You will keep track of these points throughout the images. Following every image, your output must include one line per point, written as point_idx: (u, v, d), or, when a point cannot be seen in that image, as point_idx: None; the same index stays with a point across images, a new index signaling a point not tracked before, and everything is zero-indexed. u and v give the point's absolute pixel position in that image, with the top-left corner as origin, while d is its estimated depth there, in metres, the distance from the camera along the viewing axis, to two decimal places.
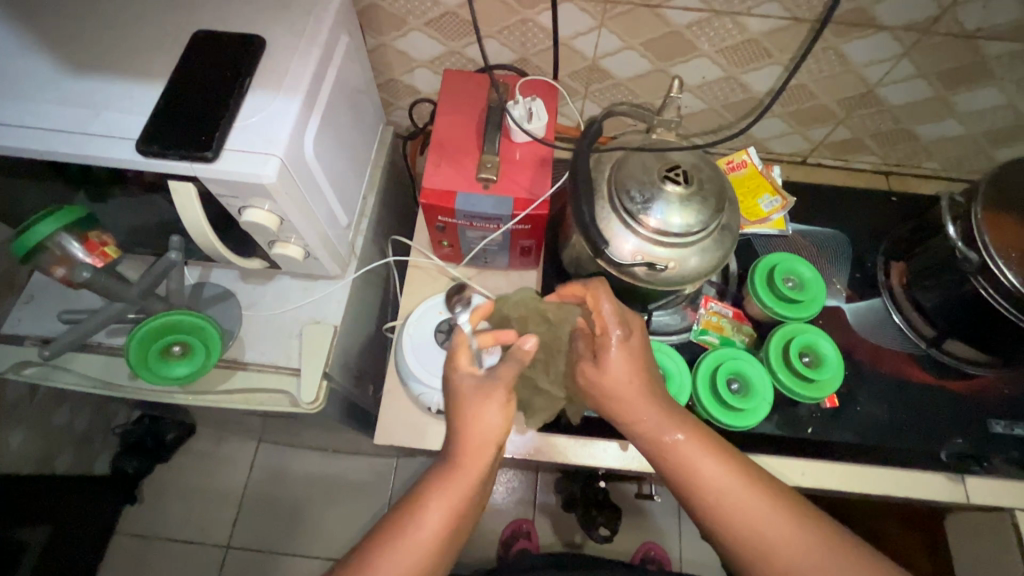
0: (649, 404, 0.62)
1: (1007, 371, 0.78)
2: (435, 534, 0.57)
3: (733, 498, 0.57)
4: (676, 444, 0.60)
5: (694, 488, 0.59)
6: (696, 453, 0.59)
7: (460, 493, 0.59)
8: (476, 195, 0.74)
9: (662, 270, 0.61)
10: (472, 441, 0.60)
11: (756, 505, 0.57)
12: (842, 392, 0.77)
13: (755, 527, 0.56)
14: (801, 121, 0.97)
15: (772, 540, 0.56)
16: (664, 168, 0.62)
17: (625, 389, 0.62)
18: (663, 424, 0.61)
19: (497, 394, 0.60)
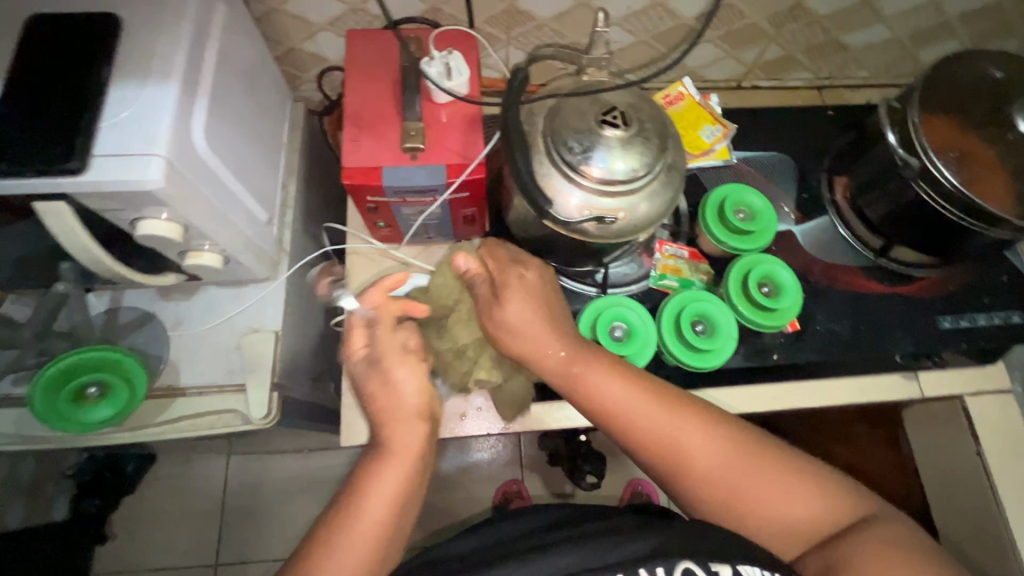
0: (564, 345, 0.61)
1: (947, 270, 0.80)
2: (383, 516, 0.55)
3: (662, 424, 0.57)
4: (600, 385, 0.59)
5: (621, 422, 0.58)
6: (616, 386, 0.59)
7: (399, 471, 0.57)
8: (404, 168, 0.67)
9: (611, 223, 0.58)
10: (395, 411, 0.61)
11: (684, 428, 0.57)
12: (802, 314, 0.76)
13: (689, 456, 0.56)
14: (732, 44, 0.94)
15: (703, 459, 0.56)
16: (599, 112, 0.57)
17: (533, 339, 0.62)
18: (585, 365, 0.60)
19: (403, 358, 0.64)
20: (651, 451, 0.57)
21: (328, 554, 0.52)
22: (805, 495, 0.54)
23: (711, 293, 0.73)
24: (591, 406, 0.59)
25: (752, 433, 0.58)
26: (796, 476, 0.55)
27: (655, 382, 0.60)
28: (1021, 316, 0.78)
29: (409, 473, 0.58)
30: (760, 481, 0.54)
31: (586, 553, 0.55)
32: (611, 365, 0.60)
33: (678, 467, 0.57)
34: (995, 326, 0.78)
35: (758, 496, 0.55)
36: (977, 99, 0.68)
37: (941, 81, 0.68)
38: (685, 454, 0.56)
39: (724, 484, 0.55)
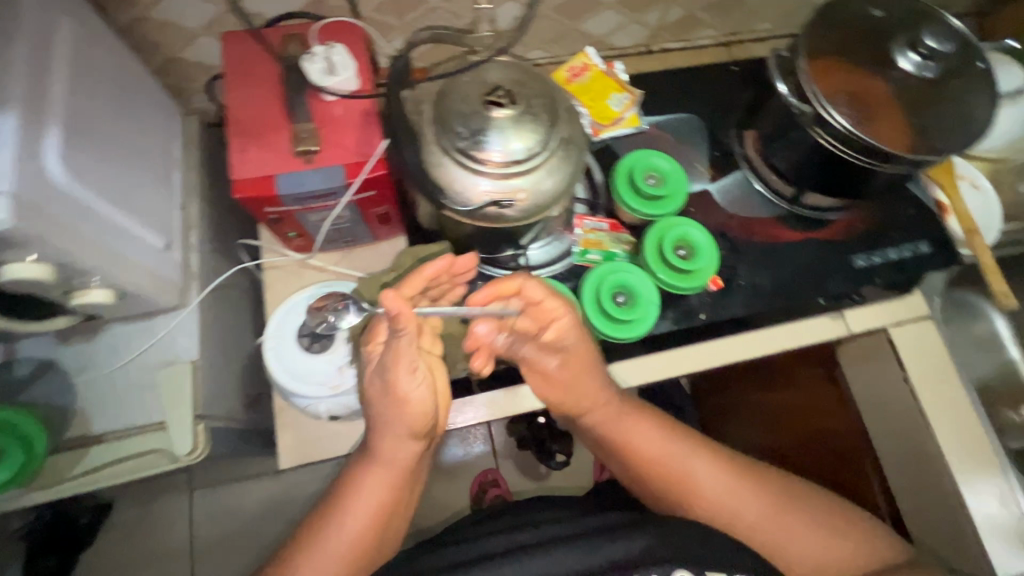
0: (610, 406, 0.69)
1: (857, 210, 0.82)
2: (362, 526, 0.61)
3: (693, 471, 0.67)
4: (638, 440, 0.69)
5: (659, 471, 0.68)
6: (641, 432, 0.69)
7: (378, 486, 0.61)
8: (299, 173, 0.64)
9: (511, 206, 0.56)
10: (401, 417, 0.59)
11: (712, 476, 0.67)
12: (724, 271, 0.77)
13: (706, 490, 0.67)
14: (633, 8, 0.93)
15: (729, 501, 0.66)
16: (484, 92, 0.55)
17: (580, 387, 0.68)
18: (629, 422, 0.70)
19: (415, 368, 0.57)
20: (684, 496, 0.67)
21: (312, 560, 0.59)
22: (811, 533, 0.64)
23: (634, 263, 0.73)
24: (631, 455, 0.69)
25: (767, 477, 0.69)
26: (804, 516, 0.66)
27: (686, 433, 0.70)
28: (927, 245, 0.81)
29: (387, 484, 0.62)
30: (768, 510, 0.65)
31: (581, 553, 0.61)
32: (650, 422, 0.70)
33: (706, 508, 0.66)
34: (906, 257, 0.81)
35: (773, 534, 0.65)
36: (860, 41, 0.69)
37: (824, 27, 0.70)
38: (713, 494, 0.66)
39: (746, 524, 0.66)
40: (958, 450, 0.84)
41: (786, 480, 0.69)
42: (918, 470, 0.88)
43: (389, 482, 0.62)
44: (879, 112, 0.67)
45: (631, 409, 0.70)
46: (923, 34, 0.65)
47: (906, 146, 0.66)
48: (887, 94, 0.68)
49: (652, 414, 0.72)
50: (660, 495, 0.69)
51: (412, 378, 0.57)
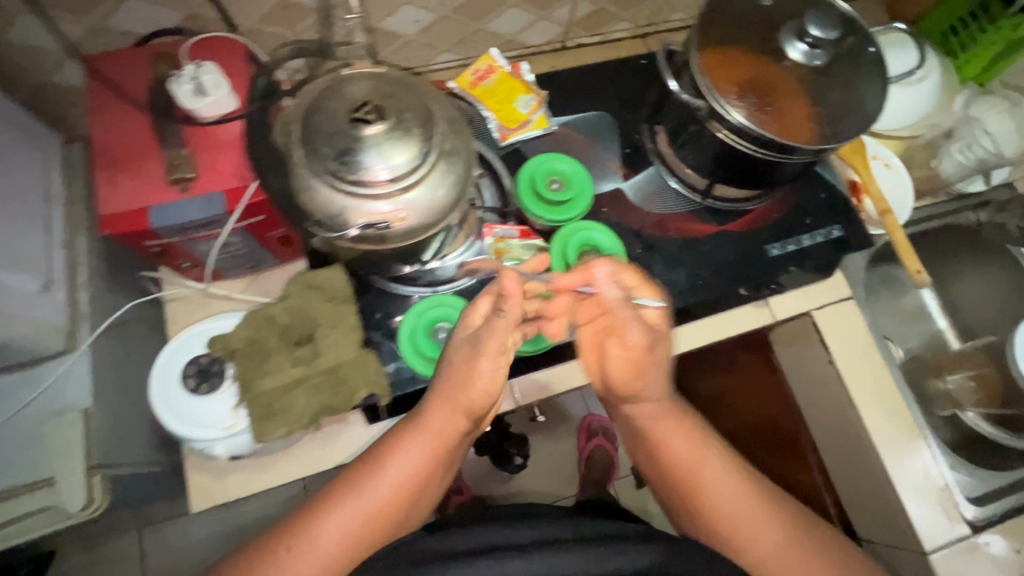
0: (651, 409, 0.67)
1: (771, 199, 0.82)
2: (392, 490, 0.61)
3: (719, 492, 0.64)
4: (674, 447, 0.66)
5: (684, 481, 0.65)
6: (669, 426, 0.67)
7: (416, 455, 0.61)
8: (174, 203, 0.61)
9: (390, 228, 0.54)
10: (466, 396, 0.60)
11: (738, 504, 0.63)
12: (639, 270, 0.76)
13: (716, 495, 0.64)
14: (539, 5, 0.90)
15: (749, 531, 0.63)
16: (351, 109, 0.52)
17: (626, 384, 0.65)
18: (668, 426, 0.66)
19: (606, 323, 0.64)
20: (702, 510, 0.65)
21: (336, 517, 0.59)
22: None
23: None
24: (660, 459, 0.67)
25: (798, 521, 0.64)
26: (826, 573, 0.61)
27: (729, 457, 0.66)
28: (839, 229, 0.81)
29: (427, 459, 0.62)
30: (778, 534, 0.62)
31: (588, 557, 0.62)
32: (691, 435, 0.67)
33: (722, 530, 0.64)
34: (819, 243, 0.81)
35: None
36: (750, 35, 0.69)
37: (714, 23, 0.69)
38: (733, 519, 0.63)
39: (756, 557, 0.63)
40: (883, 427, 0.85)
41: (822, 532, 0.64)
42: (848, 446, 0.90)
43: (428, 458, 0.62)
44: (774, 105, 0.67)
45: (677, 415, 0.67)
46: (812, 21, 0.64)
47: (801, 137, 0.65)
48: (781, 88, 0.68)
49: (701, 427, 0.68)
50: (672, 488, 0.67)
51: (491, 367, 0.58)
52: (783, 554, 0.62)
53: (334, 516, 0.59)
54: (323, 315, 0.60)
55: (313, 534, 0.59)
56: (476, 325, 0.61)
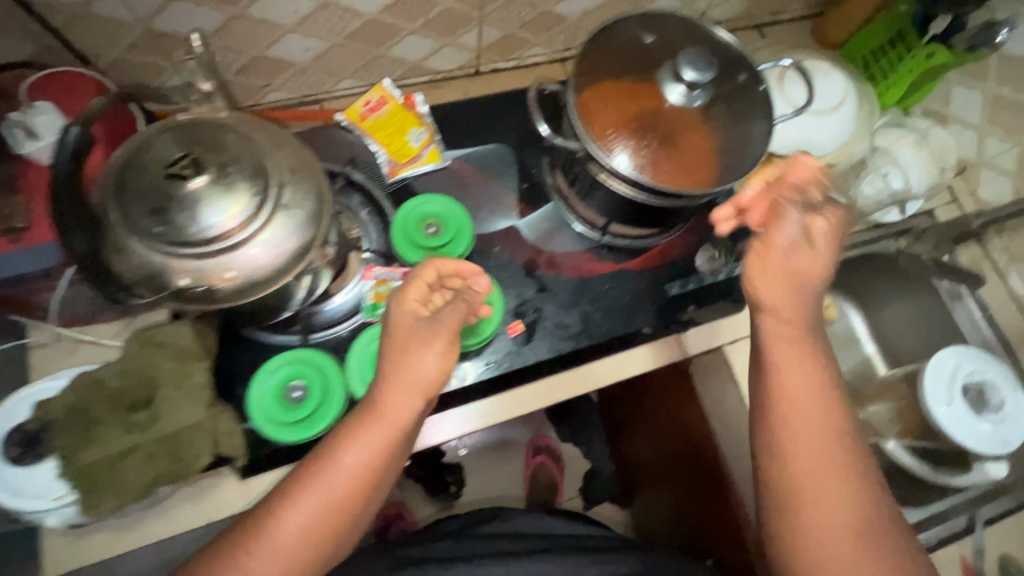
0: (781, 350, 0.58)
1: (674, 235, 0.79)
2: (354, 482, 0.53)
3: (804, 455, 0.55)
4: (788, 389, 0.57)
5: (778, 445, 0.56)
6: (795, 367, 0.57)
7: (377, 450, 0.54)
8: (4, 256, 0.56)
9: (217, 288, 0.50)
10: (405, 382, 0.55)
11: (818, 491, 0.54)
12: (530, 312, 0.73)
13: (800, 459, 0.55)
14: (443, 32, 0.86)
15: (816, 528, 0.53)
16: (166, 163, 0.48)
17: (776, 311, 0.58)
18: (794, 375, 0.57)
19: (796, 246, 0.58)
20: (780, 486, 0.55)
21: (296, 501, 0.52)
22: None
23: None
24: (764, 413, 0.58)
25: (874, 540, 0.53)
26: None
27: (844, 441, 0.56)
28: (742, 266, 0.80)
29: (385, 455, 0.54)
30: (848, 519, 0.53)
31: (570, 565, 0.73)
32: (814, 398, 0.56)
33: (786, 516, 0.55)
34: (722, 280, 0.79)
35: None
36: (631, 69, 0.66)
37: (597, 57, 0.66)
38: (806, 507, 0.54)
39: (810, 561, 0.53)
40: None
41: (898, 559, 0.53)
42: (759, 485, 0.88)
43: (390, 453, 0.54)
44: (656, 145, 0.65)
45: (807, 368, 0.57)
46: (685, 54, 0.61)
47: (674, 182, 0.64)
48: (665, 123, 0.65)
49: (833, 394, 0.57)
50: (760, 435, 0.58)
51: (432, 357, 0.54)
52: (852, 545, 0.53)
53: (298, 499, 0.52)
54: (165, 374, 0.57)
55: (281, 513, 0.52)
56: (418, 313, 0.57)
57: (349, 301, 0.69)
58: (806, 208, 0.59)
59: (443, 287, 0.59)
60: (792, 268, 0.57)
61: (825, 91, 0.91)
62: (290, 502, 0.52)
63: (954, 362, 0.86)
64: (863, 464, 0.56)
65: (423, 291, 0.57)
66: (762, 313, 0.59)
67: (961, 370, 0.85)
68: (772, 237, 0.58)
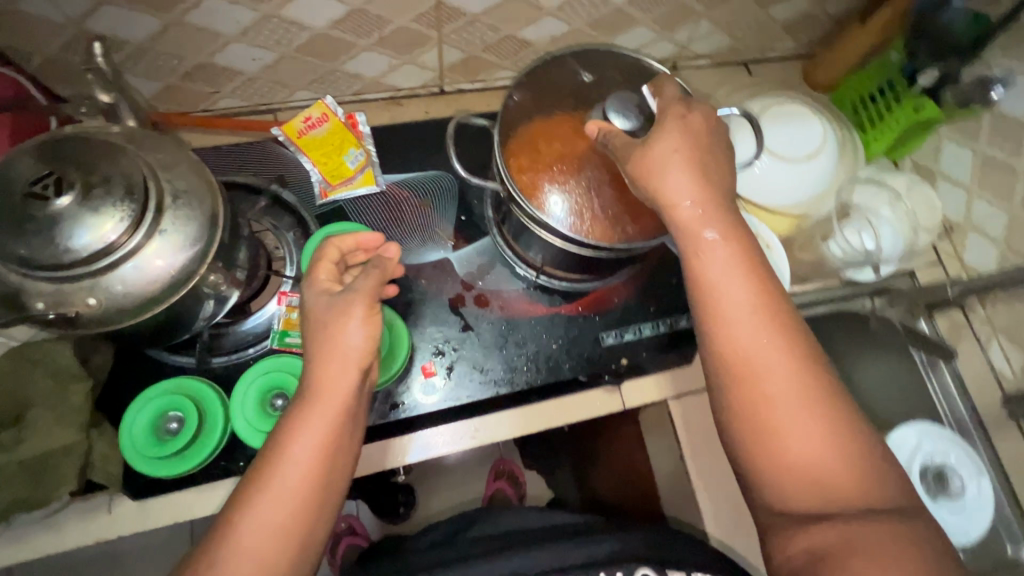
0: (717, 265, 0.48)
1: (614, 281, 0.76)
2: (306, 472, 0.45)
3: (777, 401, 0.45)
4: (739, 333, 0.47)
5: (734, 377, 0.46)
6: (739, 301, 0.47)
7: (326, 426, 0.47)
8: None
9: (79, 314, 0.47)
10: (333, 356, 0.49)
11: (791, 412, 0.44)
12: (451, 351, 0.70)
13: (777, 406, 0.45)
14: (399, 50, 0.83)
15: (800, 460, 0.44)
16: (29, 182, 0.46)
17: (700, 226, 0.49)
18: (730, 293, 0.48)
19: (674, 151, 0.51)
20: (763, 443, 0.45)
21: (253, 504, 0.44)
22: (900, 562, 0.38)
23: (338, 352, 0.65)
24: (710, 345, 0.48)
25: (866, 456, 0.44)
26: (890, 526, 0.40)
27: (805, 351, 0.46)
28: (686, 319, 0.75)
29: (338, 427, 0.48)
30: (845, 451, 0.43)
31: (556, 551, 0.61)
32: (780, 337, 0.46)
33: (763, 452, 0.45)
34: (661, 334, 0.75)
35: (841, 541, 0.40)
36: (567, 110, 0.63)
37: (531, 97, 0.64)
38: (783, 439, 0.44)
39: (798, 497, 0.44)
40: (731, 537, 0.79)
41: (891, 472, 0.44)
42: None
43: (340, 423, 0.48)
44: (588, 192, 0.61)
45: (743, 271, 0.48)
46: (636, 104, 0.57)
47: (603, 234, 0.60)
48: (591, 171, 0.61)
49: (779, 300, 0.48)
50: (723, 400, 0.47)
51: (356, 324, 0.49)
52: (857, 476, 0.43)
53: (256, 499, 0.44)
54: (39, 394, 0.55)
55: (236, 525, 0.43)
56: (332, 290, 0.52)
57: (263, 324, 0.66)
58: (674, 118, 0.53)
59: (348, 267, 0.57)
60: (685, 173, 0.50)
61: (802, 136, 0.86)
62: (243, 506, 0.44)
63: (913, 442, 0.80)
64: (829, 369, 0.47)
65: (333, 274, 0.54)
66: (682, 233, 0.50)
67: (920, 451, 0.79)
68: (647, 152, 0.52)
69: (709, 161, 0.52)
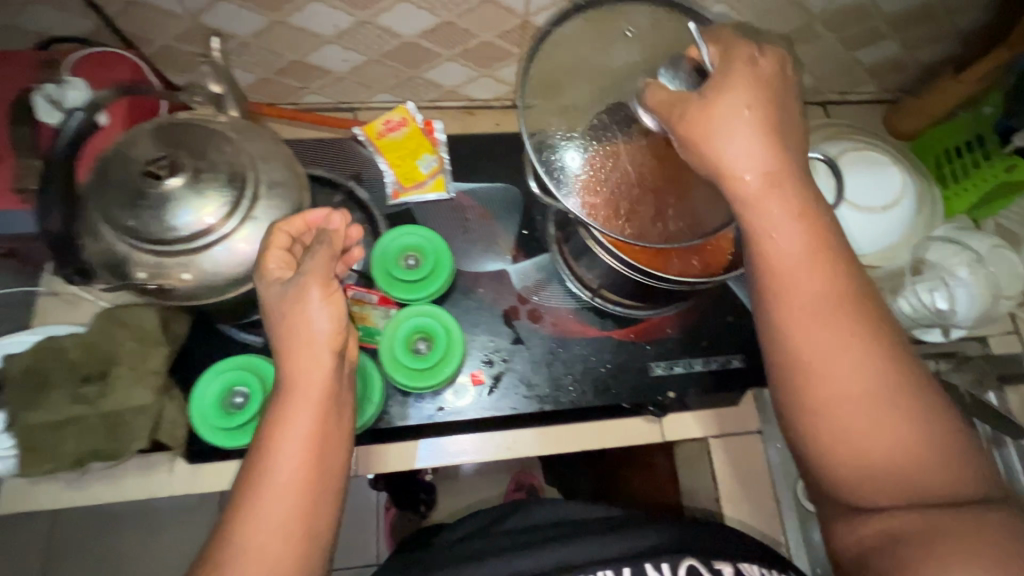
0: (791, 249, 0.42)
1: (669, 311, 0.75)
2: (304, 463, 0.42)
3: (855, 404, 0.40)
4: (815, 327, 0.41)
5: (806, 375, 0.41)
6: (812, 296, 0.41)
7: (313, 420, 0.43)
8: (11, 213, 0.61)
9: (175, 288, 0.51)
10: (302, 345, 0.45)
11: (873, 406, 0.40)
12: (499, 361, 0.71)
13: (858, 409, 0.40)
14: (479, 63, 0.86)
15: (882, 455, 0.40)
16: (146, 161, 0.50)
17: (767, 205, 0.42)
18: (798, 275, 0.42)
19: (744, 108, 0.43)
20: (839, 448, 0.41)
21: (250, 512, 0.40)
22: (999, 552, 0.37)
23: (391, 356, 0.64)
24: (779, 333, 0.42)
25: (950, 437, 0.40)
26: (980, 516, 0.38)
27: (884, 334, 0.41)
28: (740, 359, 0.74)
29: (326, 412, 0.44)
30: (933, 451, 0.40)
31: (600, 542, 0.61)
32: (858, 332, 0.41)
33: (840, 452, 0.41)
34: (711, 371, 0.73)
35: (927, 530, 0.39)
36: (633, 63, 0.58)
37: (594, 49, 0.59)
38: (869, 440, 0.40)
39: (878, 489, 0.41)
40: None
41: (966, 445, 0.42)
42: None
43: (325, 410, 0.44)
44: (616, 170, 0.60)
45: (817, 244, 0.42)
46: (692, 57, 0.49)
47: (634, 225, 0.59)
48: (631, 159, 0.59)
49: (851, 274, 0.42)
50: (797, 401, 0.42)
51: (319, 300, 0.44)
52: (944, 474, 0.40)
53: (259, 503, 0.40)
54: (123, 355, 0.59)
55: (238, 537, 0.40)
56: (283, 278, 0.47)
57: None
58: (742, 66, 0.44)
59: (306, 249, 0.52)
60: (753, 136, 0.42)
61: (879, 184, 0.83)
62: (246, 514, 0.40)
63: None
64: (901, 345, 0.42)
65: (287, 259, 0.48)
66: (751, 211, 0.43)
67: None
68: (705, 108, 0.43)
69: (780, 121, 0.44)
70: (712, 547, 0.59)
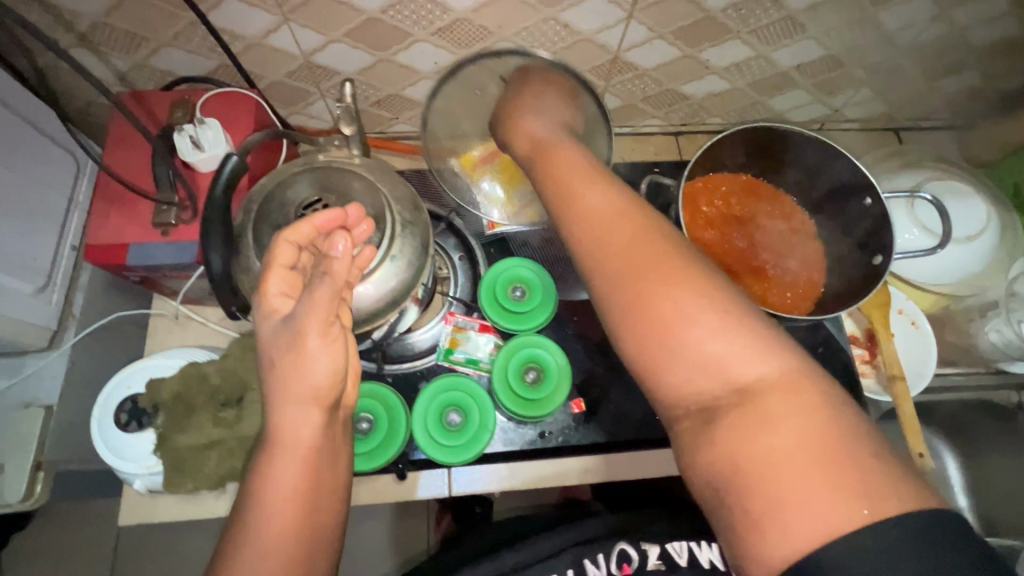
0: (578, 170, 0.50)
1: None
2: (285, 509, 0.45)
3: (652, 294, 0.42)
4: (604, 226, 0.45)
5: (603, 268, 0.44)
6: (598, 200, 0.47)
7: (297, 470, 0.46)
8: (152, 246, 0.65)
9: None
10: (295, 392, 0.47)
11: (675, 299, 0.41)
12: (594, 392, 0.72)
13: (664, 307, 0.41)
14: None
15: (702, 353, 0.39)
16: (301, 204, 0.54)
17: (552, 148, 0.52)
18: (583, 190, 0.48)
19: (529, 98, 0.59)
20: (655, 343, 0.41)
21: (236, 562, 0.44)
22: (848, 472, 0.34)
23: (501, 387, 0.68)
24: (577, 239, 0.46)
25: (766, 337, 0.40)
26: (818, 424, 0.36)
27: (672, 237, 0.45)
28: None
29: (311, 466, 0.47)
30: (739, 340, 0.39)
31: (554, 536, 0.64)
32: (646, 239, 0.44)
33: (655, 348, 0.41)
34: None
35: (779, 461, 0.35)
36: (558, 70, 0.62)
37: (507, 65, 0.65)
38: (675, 344, 0.40)
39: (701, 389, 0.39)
40: None
41: (803, 353, 0.40)
42: None
43: (312, 465, 0.47)
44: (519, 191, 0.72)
45: (607, 190, 0.47)
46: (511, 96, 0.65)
47: None
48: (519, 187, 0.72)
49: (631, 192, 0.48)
50: (612, 307, 0.43)
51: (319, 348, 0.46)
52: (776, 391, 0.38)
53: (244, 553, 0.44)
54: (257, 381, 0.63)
55: None
56: (281, 312, 0.49)
57: (428, 343, 0.73)
58: (517, 82, 0.62)
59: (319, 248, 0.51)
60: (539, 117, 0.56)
61: (963, 216, 0.83)
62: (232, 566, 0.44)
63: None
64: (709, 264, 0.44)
65: (296, 282, 0.50)
66: (550, 178, 0.50)
67: None
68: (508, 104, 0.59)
69: (550, 95, 0.59)
70: (654, 528, 0.62)
